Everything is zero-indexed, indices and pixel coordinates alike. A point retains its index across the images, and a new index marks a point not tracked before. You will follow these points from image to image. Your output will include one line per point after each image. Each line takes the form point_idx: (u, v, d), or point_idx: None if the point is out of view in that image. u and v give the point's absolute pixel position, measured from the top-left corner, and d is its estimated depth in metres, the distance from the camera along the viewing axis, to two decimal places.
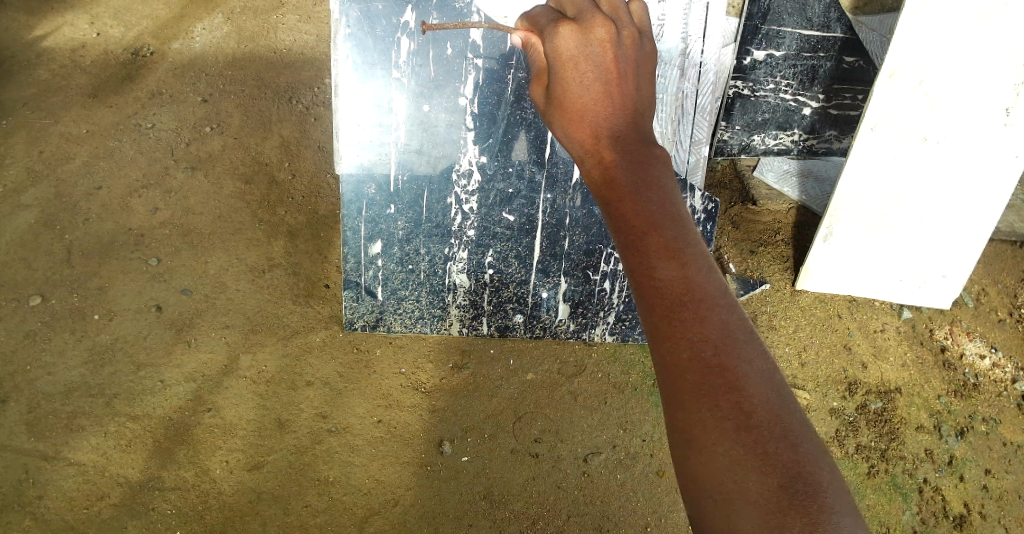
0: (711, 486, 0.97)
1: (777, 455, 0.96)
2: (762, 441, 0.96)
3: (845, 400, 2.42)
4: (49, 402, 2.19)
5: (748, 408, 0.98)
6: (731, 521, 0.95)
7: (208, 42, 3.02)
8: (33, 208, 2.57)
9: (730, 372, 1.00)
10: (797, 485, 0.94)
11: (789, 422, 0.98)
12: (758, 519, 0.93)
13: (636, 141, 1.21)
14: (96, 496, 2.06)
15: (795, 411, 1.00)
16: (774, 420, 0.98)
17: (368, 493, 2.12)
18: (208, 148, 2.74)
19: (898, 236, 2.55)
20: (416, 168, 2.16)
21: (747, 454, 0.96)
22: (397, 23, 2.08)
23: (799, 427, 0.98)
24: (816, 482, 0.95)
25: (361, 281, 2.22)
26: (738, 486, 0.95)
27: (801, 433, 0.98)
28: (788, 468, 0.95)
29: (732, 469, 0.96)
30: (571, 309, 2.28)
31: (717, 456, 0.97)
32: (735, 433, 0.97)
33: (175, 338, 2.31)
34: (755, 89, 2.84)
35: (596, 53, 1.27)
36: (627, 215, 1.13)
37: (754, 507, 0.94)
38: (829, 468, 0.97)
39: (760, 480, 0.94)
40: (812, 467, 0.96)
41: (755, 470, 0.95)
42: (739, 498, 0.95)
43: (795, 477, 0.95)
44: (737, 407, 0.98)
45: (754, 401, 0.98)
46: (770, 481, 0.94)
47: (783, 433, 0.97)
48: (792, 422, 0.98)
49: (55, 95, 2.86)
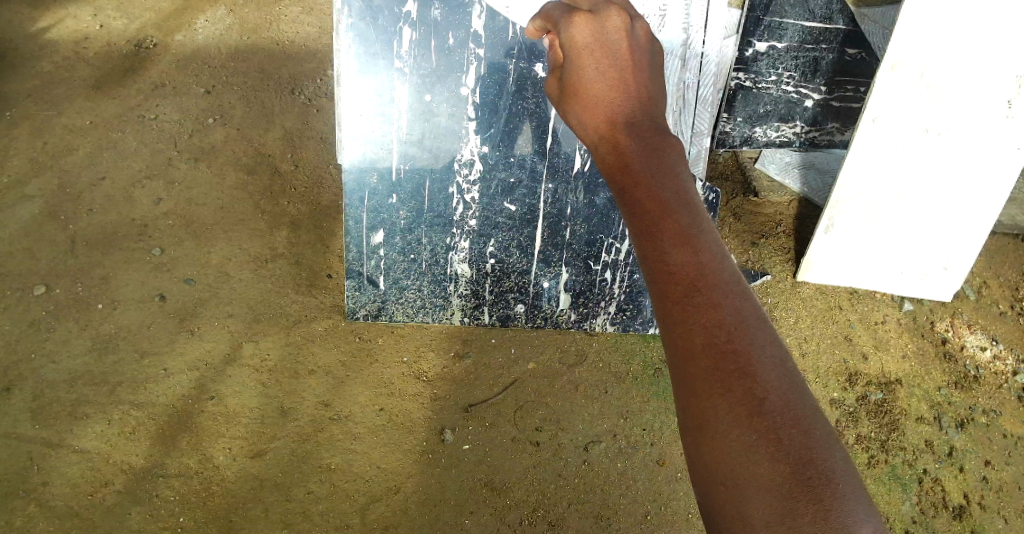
0: (722, 473, 0.97)
1: (789, 442, 0.95)
2: (775, 427, 0.96)
3: (845, 392, 2.40)
4: (53, 390, 2.18)
5: (761, 393, 0.98)
6: (743, 508, 0.95)
7: (211, 35, 3.10)
8: (36, 199, 2.58)
9: (744, 358, 1.00)
10: (811, 472, 0.94)
11: (801, 409, 0.98)
12: (770, 506, 0.93)
13: (650, 127, 1.23)
14: (99, 483, 2.04)
15: (808, 397, 0.99)
16: (786, 405, 0.97)
17: (371, 481, 2.11)
18: (211, 140, 2.77)
19: (901, 227, 2.57)
20: (418, 160, 2.17)
21: (760, 440, 0.96)
22: (399, 13, 2.09)
23: (812, 413, 0.98)
24: (828, 469, 0.94)
25: (363, 271, 2.24)
26: (750, 472, 0.95)
27: (814, 419, 0.98)
28: (800, 455, 0.95)
29: (745, 455, 0.96)
30: (572, 299, 2.31)
31: (730, 442, 0.97)
32: (748, 419, 0.97)
33: (178, 327, 2.32)
34: (757, 81, 2.86)
35: (612, 40, 1.32)
36: (641, 200, 1.14)
37: (766, 494, 0.94)
38: (842, 456, 0.96)
39: (772, 466, 0.94)
40: (826, 453, 0.96)
41: (767, 456, 0.95)
42: (751, 484, 0.95)
43: (808, 464, 0.94)
44: (750, 392, 0.98)
45: (767, 386, 0.98)
46: (782, 467, 0.94)
47: (796, 420, 0.97)
48: (805, 409, 0.98)
49: (58, 87, 2.90)
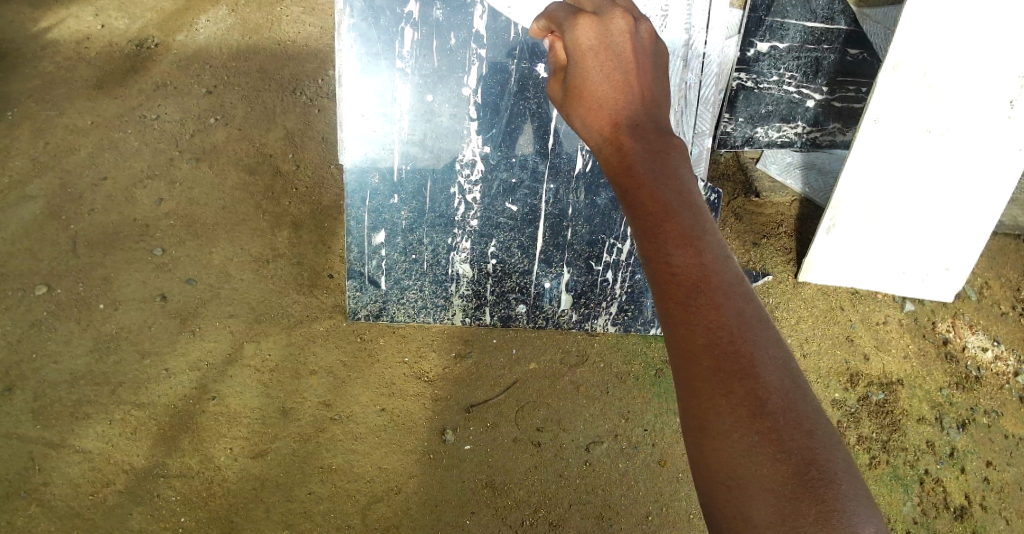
0: (724, 474, 0.97)
1: (791, 443, 0.95)
2: (777, 428, 0.96)
3: (846, 392, 2.40)
4: (54, 390, 2.18)
5: (763, 394, 0.98)
6: (744, 508, 0.95)
7: (213, 35, 3.10)
8: (38, 199, 2.58)
9: (746, 358, 1.00)
10: (813, 473, 0.94)
11: (804, 410, 0.98)
12: (771, 507, 0.93)
13: (654, 129, 1.22)
14: (101, 482, 2.04)
15: (810, 398, 0.99)
16: (788, 406, 0.97)
17: (372, 481, 2.11)
18: (212, 140, 2.77)
19: (903, 228, 2.57)
20: (420, 160, 2.17)
21: (762, 441, 0.96)
22: (401, 13, 2.09)
23: (813, 414, 0.98)
24: (829, 469, 0.94)
25: (364, 271, 2.24)
26: (752, 472, 0.95)
27: (816, 421, 0.98)
28: (802, 456, 0.95)
29: (747, 456, 0.96)
30: (573, 299, 2.31)
31: (732, 443, 0.97)
32: (750, 419, 0.97)
33: (180, 327, 2.32)
34: (758, 81, 2.86)
35: (617, 42, 1.31)
36: (644, 201, 1.13)
37: (768, 495, 0.94)
38: (844, 457, 0.96)
39: (774, 467, 0.94)
40: (827, 454, 0.96)
41: (769, 456, 0.95)
42: (753, 485, 0.95)
43: (809, 465, 0.94)
44: (752, 393, 0.98)
45: (769, 387, 0.98)
46: (784, 468, 0.94)
47: (797, 421, 0.97)
48: (807, 409, 0.98)
49: (60, 87, 2.90)
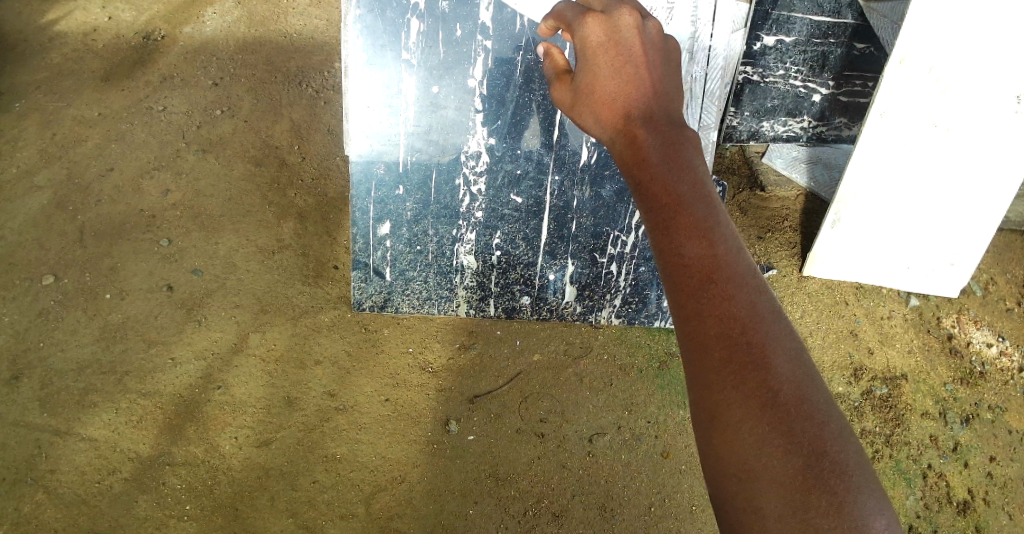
0: (733, 466, 0.97)
1: (801, 433, 0.96)
2: (787, 419, 0.96)
3: (850, 386, 2.40)
4: (61, 378, 2.20)
5: (774, 385, 0.98)
6: (755, 501, 0.95)
7: (218, 27, 3.12)
8: (46, 190, 2.59)
9: (757, 350, 1.00)
10: (823, 465, 0.94)
11: (814, 401, 0.98)
12: (782, 499, 0.93)
13: (667, 121, 1.23)
14: (107, 470, 2.05)
15: (821, 390, 1.00)
16: (800, 397, 0.98)
17: (376, 470, 2.11)
18: (219, 131, 2.78)
19: (909, 222, 2.56)
20: (426, 152, 2.17)
21: (772, 432, 0.96)
22: (407, 4, 2.09)
23: (824, 407, 0.98)
24: (840, 461, 0.95)
25: (369, 261, 2.25)
26: (762, 465, 0.95)
27: (827, 413, 0.98)
28: (812, 447, 0.95)
29: (757, 447, 0.96)
30: (577, 291, 2.32)
31: (742, 434, 0.97)
32: (761, 411, 0.97)
33: (186, 316, 2.33)
34: (764, 75, 2.87)
35: (626, 38, 1.32)
36: (656, 194, 1.14)
37: (778, 487, 0.94)
38: (854, 449, 0.97)
39: (783, 459, 0.95)
40: (837, 446, 0.96)
41: (780, 448, 0.95)
42: (763, 477, 0.95)
43: (820, 457, 0.95)
44: (763, 384, 0.98)
45: (780, 379, 0.99)
46: (795, 460, 0.94)
47: (809, 413, 0.97)
48: (817, 401, 0.98)
49: (67, 79, 2.92)
